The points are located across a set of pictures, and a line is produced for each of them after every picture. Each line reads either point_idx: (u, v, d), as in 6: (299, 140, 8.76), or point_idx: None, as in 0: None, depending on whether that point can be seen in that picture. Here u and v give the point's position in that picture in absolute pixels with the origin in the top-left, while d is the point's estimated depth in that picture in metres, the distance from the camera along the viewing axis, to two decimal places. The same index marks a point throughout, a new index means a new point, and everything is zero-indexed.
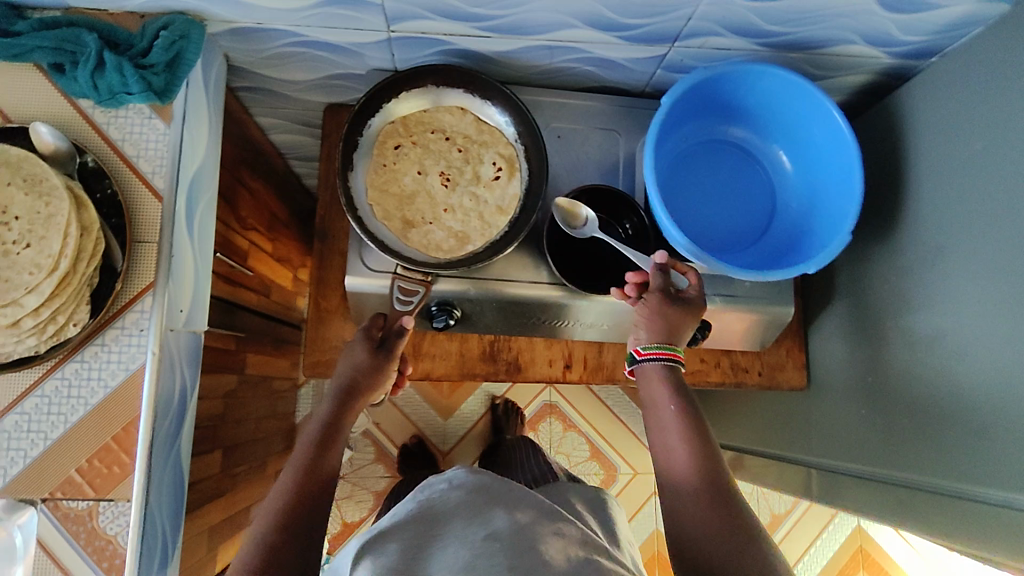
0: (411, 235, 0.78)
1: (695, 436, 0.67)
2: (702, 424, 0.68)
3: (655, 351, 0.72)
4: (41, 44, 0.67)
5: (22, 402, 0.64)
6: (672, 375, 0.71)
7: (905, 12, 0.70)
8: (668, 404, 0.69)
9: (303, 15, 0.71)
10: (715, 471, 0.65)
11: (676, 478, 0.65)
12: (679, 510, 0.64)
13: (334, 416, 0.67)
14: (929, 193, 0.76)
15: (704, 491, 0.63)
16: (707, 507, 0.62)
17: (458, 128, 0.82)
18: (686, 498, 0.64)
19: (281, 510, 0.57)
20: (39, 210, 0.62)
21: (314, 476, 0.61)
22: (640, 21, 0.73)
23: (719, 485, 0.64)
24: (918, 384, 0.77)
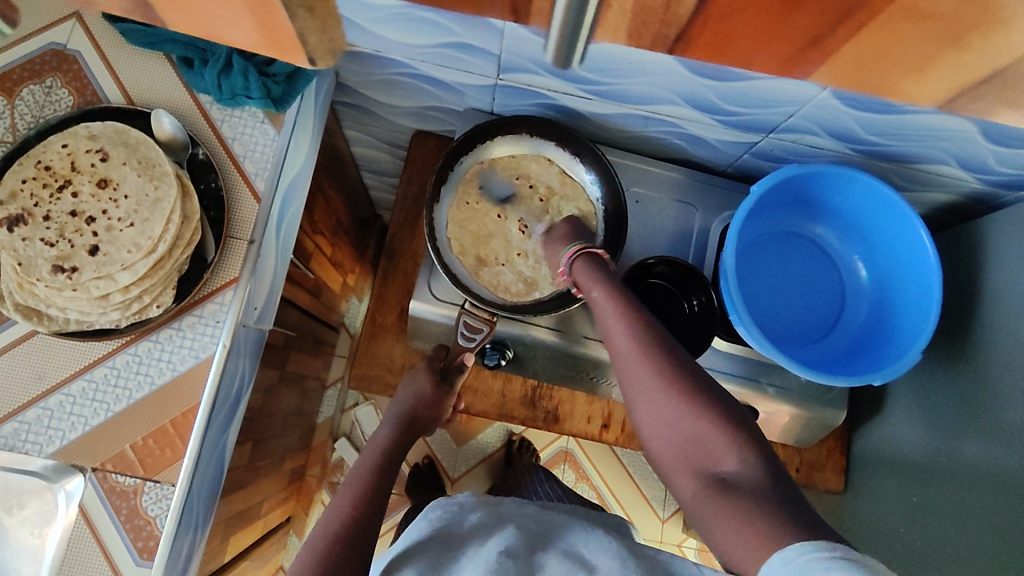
0: (482, 273, 0.80)
1: (630, 308, 0.62)
2: (635, 299, 0.63)
3: (571, 250, 0.71)
4: (176, 38, 0.71)
5: (92, 370, 0.67)
6: (596, 261, 0.68)
7: (1006, 146, 0.70)
8: (596, 291, 0.64)
9: (421, 52, 0.74)
10: (656, 334, 0.59)
11: (620, 357, 0.60)
12: (632, 393, 0.58)
13: (389, 442, 0.71)
14: (1003, 325, 0.75)
15: (649, 360, 0.57)
16: (656, 374, 0.56)
17: (544, 178, 0.84)
18: (630, 377, 0.58)
19: (342, 518, 0.59)
20: (148, 192, 0.66)
21: (372, 493, 0.63)
22: (741, 109, 0.75)
23: (671, 352, 0.58)
24: (968, 515, 0.75)
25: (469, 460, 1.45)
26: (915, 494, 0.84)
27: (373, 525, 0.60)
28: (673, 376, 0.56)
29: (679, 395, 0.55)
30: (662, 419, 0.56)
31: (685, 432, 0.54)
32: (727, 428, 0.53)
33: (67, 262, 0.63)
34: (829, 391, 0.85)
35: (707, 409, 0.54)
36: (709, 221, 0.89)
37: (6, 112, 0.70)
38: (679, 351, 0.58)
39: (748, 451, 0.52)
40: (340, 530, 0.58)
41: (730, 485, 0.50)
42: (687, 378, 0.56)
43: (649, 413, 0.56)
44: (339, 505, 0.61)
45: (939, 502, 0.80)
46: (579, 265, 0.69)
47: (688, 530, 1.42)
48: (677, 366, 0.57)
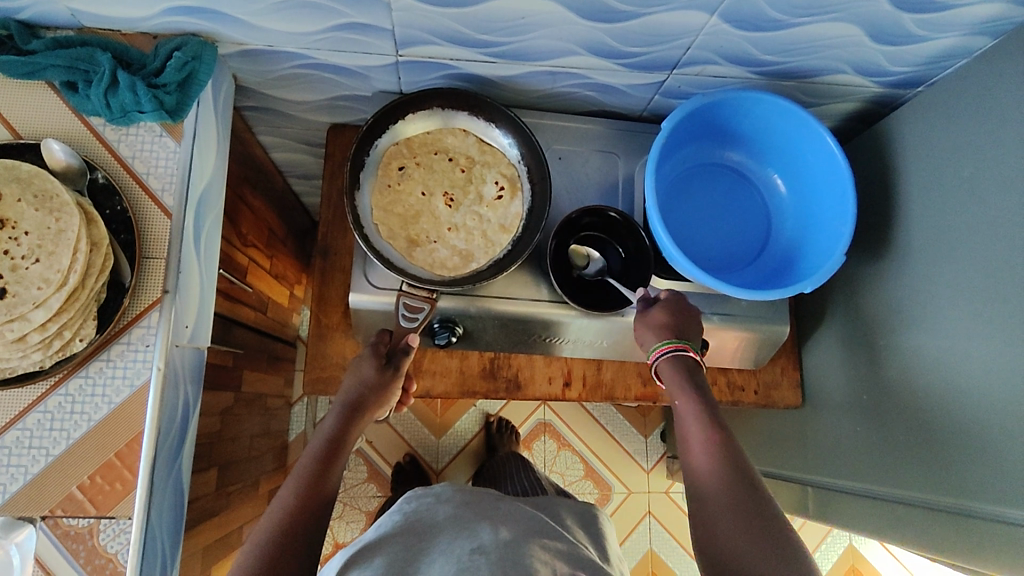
0: (415, 253, 0.80)
1: (717, 433, 0.66)
2: (725, 426, 0.68)
3: (663, 349, 0.72)
4: (54, 63, 0.68)
5: (24, 418, 0.64)
6: (686, 369, 0.71)
7: (893, 44, 0.73)
8: (681, 401, 0.69)
9: (313, 39, 0.73)
10: (732, 464, 0.64)
11: (694, 474, 0.66)
12: (699, 510, 0.63)
13: (336, 432, 0.70)
14: (919, 217, 0.78)
15: (726, 487, 0.62)
16: (730, 502, 0.61)
17: (460, 149, 0.84)
18: (702, 490, 0.64)
19: (283, 516, 0.60)
20: (50, 225, 0.63)
21: (317, 489, 0.64)
22: (641, 49, 0.75)
23: (745, 477, 0.63)
24: (914, 399, 0.78)
25: (451, 450, 1.45)
26: (865, 393, 0.87)
27: (316, 521, 0.62)
28: (740, 506, 0.61)
29: (735, 521, 0.60)
30: (715, 536, 0.60)
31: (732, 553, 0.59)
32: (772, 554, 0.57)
33: None
34: (773, 310, 0.88)
35: (757, 534, 0.58)
36: (632, 167, 0.91)
37: None
38: (759, 488, 0.62)
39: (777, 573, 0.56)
40: (283, 528, 0.59)
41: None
42: (753, 512, 0.60)
43: (705, 529, 0.62)
44: (282, 498, 0.62)
45: (889, 395, 0.82)
46: (667, 369, 0.72)
47: (673, 476, 1.44)
48: (746, 496, 0.61)
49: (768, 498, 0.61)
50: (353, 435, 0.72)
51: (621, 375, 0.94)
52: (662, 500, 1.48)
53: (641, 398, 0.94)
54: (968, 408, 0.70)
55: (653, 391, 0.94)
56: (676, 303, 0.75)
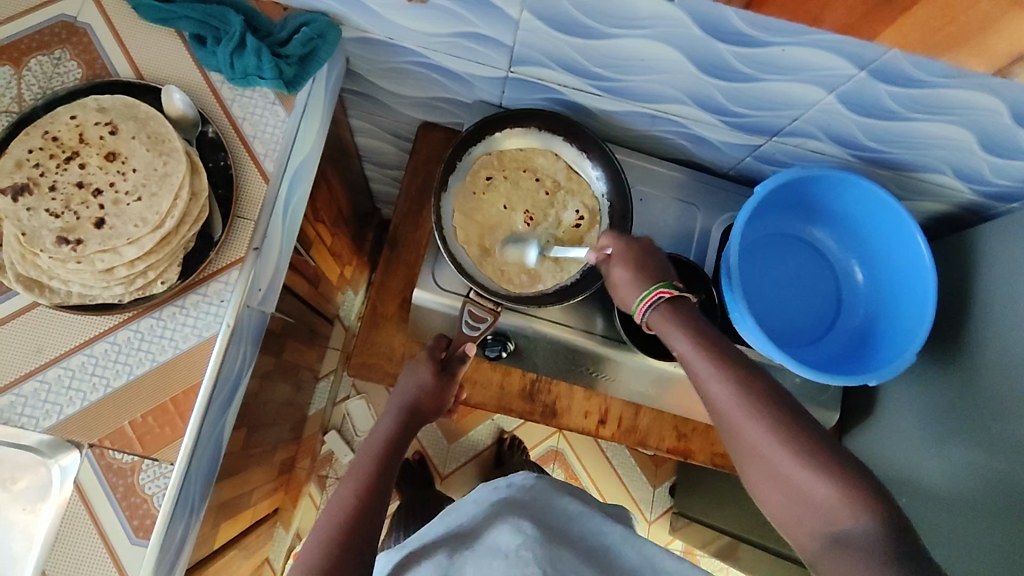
0: (486, 263, 0.81)
1: (726, 359, 0.60)
2: (725, 344, 0.62)
3: (651, 295, 0.64)
4: (189, 15, 0.70)
5: (92, 344, 0.66)
6: (677, 311, 0.64)
7: (1002, 157, 0.73)
8: (679, 344, 0.62)
9: (435, 41, 0.75)
10: (758, 389, 0.58)
11: (723, 413, 0.59)
12: (747, 450, 0.57)
13: (392, 432, 0.74)
14: (993, 333, 0.77)
15: (760, 417, 0.56)
16: (766, 426, 0.56)
17: (550, 171, 0.85)
18: (733, 425, 0.58)
19: (345, 512, 0.63)
20: (157, 167, 0.65)
21: (371, 491, 0.66)
22: (749, 112, 0.76)
23: (771, 400, 0.57)
24: (959, 516, 0.78)
25: (460, 457, 1.45)
26: (903, 495, 0.87)
27: (373, 519, 0.64)
28: (787, 435, 0.55)
29: (806, 462, 0.54)
30: (773, 478, 0.55)
31: (807, 495, 0.54)
32: (848, 489, 0.52)
33: (73, 234, 0.62)
34: (823, 391, 0.87)
35: (823, 466, 0.53)
36: (710, 221, 0.90)
37: (12, 83, 0.69)
38: (779, 399, 0.57)
39: (872, 517, 0.51)
40: (344, 524, 0.62)
41: (847, 544, 0.51)
42: (801, 436, 0.55)
43: (759, 471, 0.57)
44: (342, 496, 0.65)
45: (931, 505, 0.82)
46: (659, 316, 0.65)
47: (675, 532, 1.43)
48: (790, 419, 0.56)
49: (797, 409, 0.57)
50: (408, 439, 0.75)
51: (657, 424, 0.94)
52: None
53: (672, 451, 0.94)
54: (1011, 533, 0.70)
55: (686, 447, 0.94)
56: (637, 248, 0.68)
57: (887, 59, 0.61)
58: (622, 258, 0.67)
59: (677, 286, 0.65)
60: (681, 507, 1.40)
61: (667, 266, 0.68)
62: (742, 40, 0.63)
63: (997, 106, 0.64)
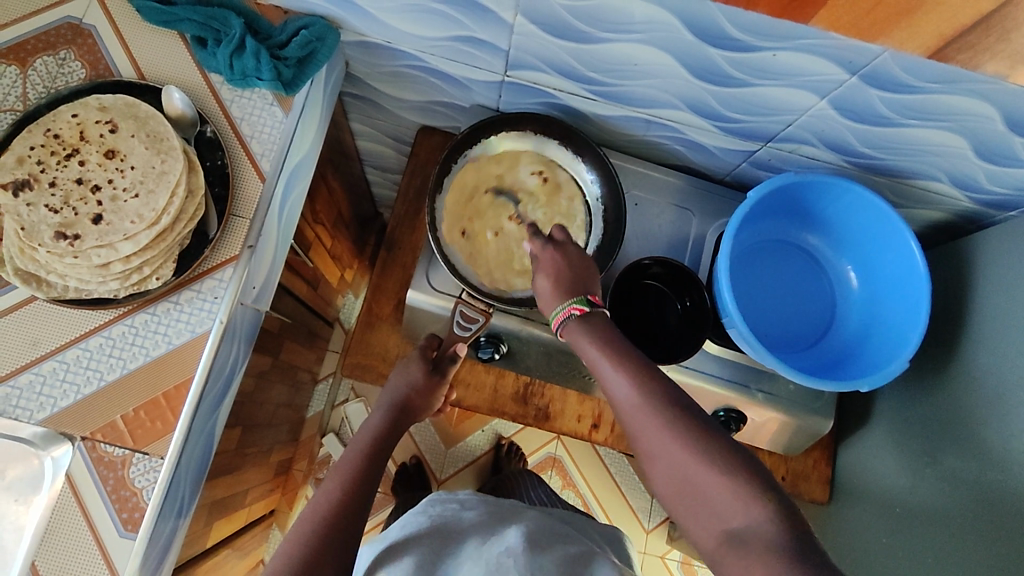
0: (507, 269, 0.83)
1: (630, 363, 0.60)
2: (635, 352, 0.62)
3: (563, 310, 0.65)
4: (191, 17, 0.71)
5: (88, 338, 0.67)
6: (588, 321, 0.64)
7: (997, 164, 0.72)
8: (589, 348, 0.63)
9: (431, 45, 0.76)
10: (654, 386, 0.58)
11: (627, 416, 0.59)
12: (646, 450, 0.57)
13: (381, 430, 0.75)
14: (990, 342, 0.77)
15: (655, 416, 0.56)
16: (658, 425, 0.56)
17: (482, 179, 0.85)
18: (634, 426, 0.58)
19: (331, 503, 0.64)
20: (154, 165, 0.66)
21: (357, 488, 0.67)
22: (742, 117, 0.76)
23: (664, 402, 0.57)
24: (951, 526, 0.77)
25: (457, 462, 1.44)
26: (898, 505, 0.86)
27: (358, 512, 0.65)
28: (681, 433, 0.55)
29: (696, 456, 0.54)
30: (674, 475, 0.55)
31: (700, 492, 0.53)
32: (740, 485, 0.52)
33: (70, 229, 0.63)
34: (818, 399, 0.87)
35: (716, 463, 0.53)
36: (705, 227, 0.90)
37: (18, 82, 0.71)
38: (677, 400, 0.57)
39: (757, 506, 0.50)
40: (328, 518, 0.63)
41: (741, 539, 0.50)
42: (698, 435, 0.55)
43: (664, 472, 0.56)
44: (328, 490, 0.66)
45: (924, 515, 0.81)
46: (570, 326, 0.65)
47: (673, 542, 1.42)
48: (683, 420, 0.56)
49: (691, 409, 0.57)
50: (396, 437, 0.76)
51: None
52: (655, 563, 1.46)
53: None
54: (1001, 545, 0.69)
55: None
56: (564, 257, 0.70)
57: (877, 64, 0.61)
58: (547, 264, 0.70)
59: (589, 302, 0.66)
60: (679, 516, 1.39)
61: (583, 274, 0.69)
62: (734, 45, 0.64)
63: (990, 111, 0.64)
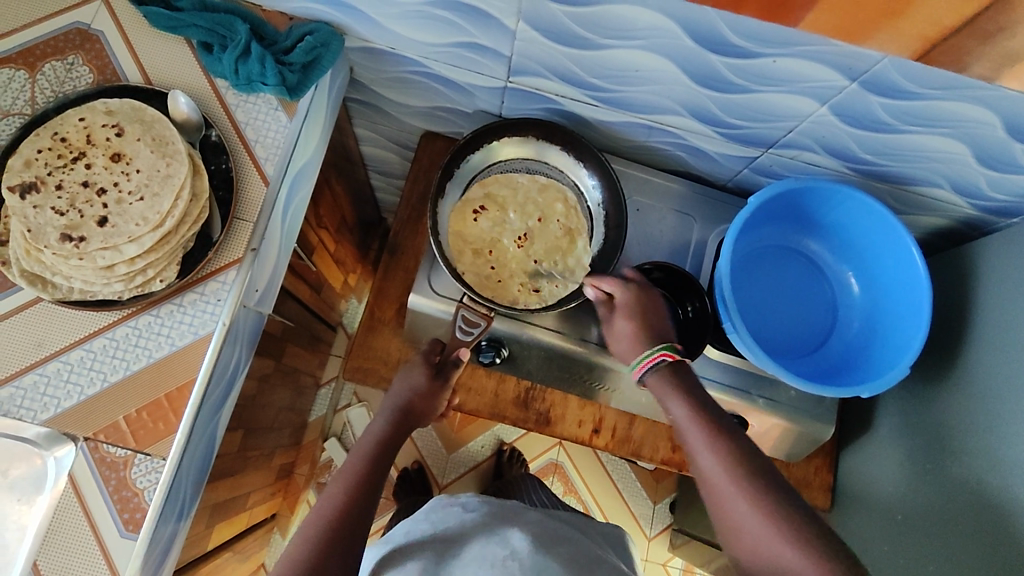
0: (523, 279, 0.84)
1: (715, 429, 0.64)
2: (721, 417, 0.66)
3: (652, 357, 0.70)
4: (197, 23, 0.72)
5: (91, 339, 0.67)
6: (672, 375, 0.69)
7: (997, 170, 0.73)
8: (674, 408, 0.67)
9: (435, 51, 0.76)
10: (750, 470, 0.61)
11: (709, 481, 0.63)
12: (730, 521, 0.61)
13: (385, 434, 0.74)
14: (992, 349, 0.77)
15: (741, 485, 0.61)
16: (740, 493, 0.60)
17: (472, 227, 0.85)
18: (716, 493, 0.62)
19: (335, 505, 0.64)
20: (160, 168, 0.67)
21: (361, 492, 0.67)
22: (743, 123, 0.77)
23: (749, 471, 0.61)
24: (954, 534, 0.76)
25: (459, 467, 1.44)
26: (899, 513, 0.86)
27: (361, 518, 0.65)
28: (764, 506, 0.59)
29: (778, 529, 0.58)
30: (754, 541, 0.59)
31: (781, 562, 0.57)
32: (825, 565, 0.55)
33: (76, 232, 0.64)
34: (819, 405, 0.86)
35: (804, 541, 0.57)
36: (707, 232, 0.91)
37: (26, 86, 0.72)
38: (759, 467, 0.62)
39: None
40: (332, 521, 0.63)
41: None
42: (779, 508, 0.59)
43: (743, 541, 0.60)
44: (333, 494, 0.66)
45: (926, 523, 0.81)
46: (656, 382, 0.70)
47: (675, 549, 1.42)
48: (770, 495, 0.60)
49: (773, 480, 0.61)
50: (400, 441, 0.76)
51: (652, 435, 0.94)
52: (657, 570, 1.46)
53: (666, 463, 0.93)
54: (1002, 555, 0.69)
55: (680, 459, 0.93)
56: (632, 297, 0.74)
57: (878, 70, 0.61)
58: (624, 305, 0.74)
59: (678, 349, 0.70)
60: (681, 524, 1.38)
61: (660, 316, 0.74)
62: (735, 52, 0.64)
63: (990, 118, 0.64)
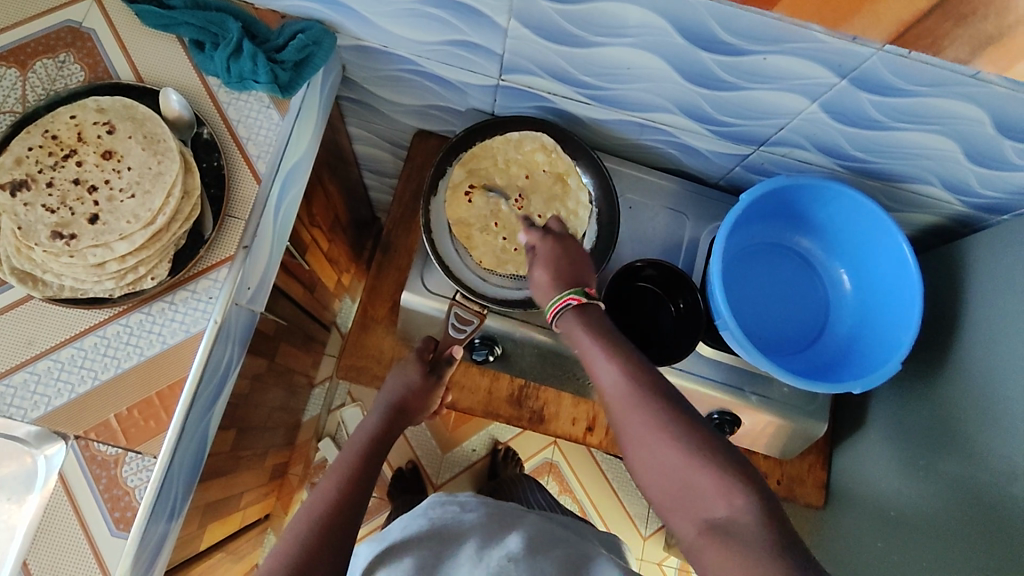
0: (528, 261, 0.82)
1: (621, 351, 0.61)
2: (624, 341, 0.62)
3: (563, 300, 0.65)
4: (189, 21, 0.72)
5: (83, 338, 0.67)
6: (581, 305, 0.65)
7: (986, 167, 0.73)
8: (581, 336, 0.63)
9: (427, 49, 0.77)
10: (651, 389, 0.58)
11: (613, 404, 0.59)
12: (630, 442, 0.57)
13: (378, 431, 0.74)
14: (982, 345, 0.77)
15: (641, 404, 0.57)
16: (640, 412, 0.57)
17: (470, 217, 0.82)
18: (620, 415, 0.58)
19: (326, 501, 0.64)
20: (151, 166, 0.67)
21: (353, 489, 0.66)
22: (734, 120, 0.77)
23: (651, 390, 0.58)
24: (946, 529, 0.77)
25: (454, 467, 1.44)
26: (892, 509, 0.86)
27: (353, 515, 0.65)
28: (664, 421, 0.55)
29: (679, 446, 0.54)
30: (659, 467, 0.55)
31: (681, 478, 0.53)
32: (724, 476, 0.51)
33: (66, 229, 0.64)
34: (812, 402, 0.87)
35: (703, 455, 0.53)
36: (699, 230, 0.91)
37: (17, 84, 0.71)
38: (665, 387, 0.58)
39: (739, 497, 0.50)
40: (323, 517, 0.63)
41: (722, 528, 0.50)
42: (681, 424, 0.55)
43: (646, 462, 0.56)
44: (324, 490, 0.66)
45: (918, 518, 0.81)
46: (567, 317, 0.65)
47: (670, 548, 1.42)
48: (674, 413, 0.56)
49: (677, 398, 0.58)
50: (393, 438, 0.76)
51: None
52: (652, 569, 1.46)
53: None
54: (994, 551, 0.69)
55: None
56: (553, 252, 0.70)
57: (866, 67, 0.62)
58: (544, 258, 0.70)
59: (586, 292, 0.66)
60: None
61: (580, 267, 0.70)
62: (724, 49, 0.64)
63: (978, 114, 0.65)
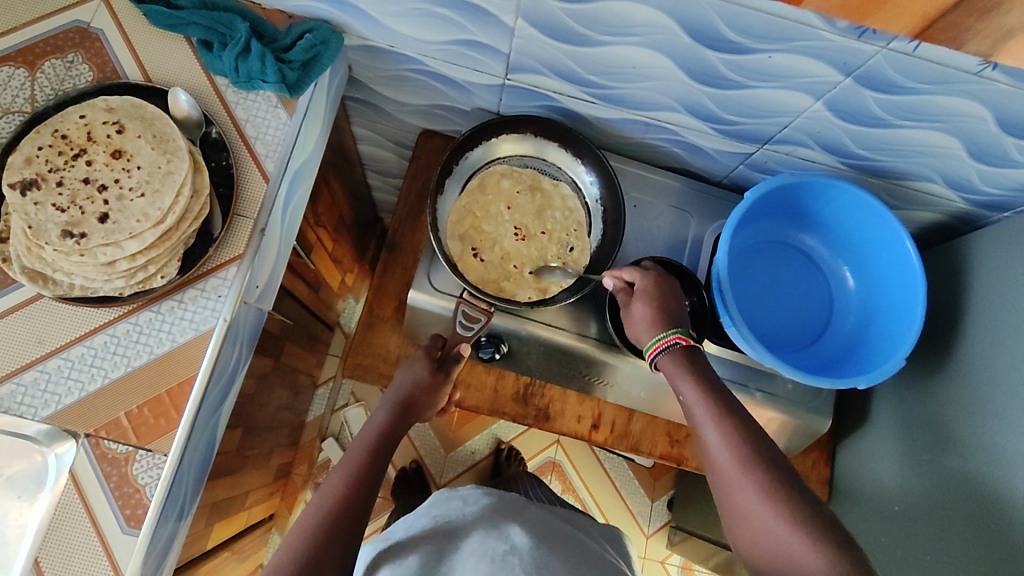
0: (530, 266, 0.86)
1: (727, 410, 0.64)
2: (728, 398, 0.65)
3: (667, 339, 0.69)
4: (197, 21, 0.73)
5: (92, 336, 0.67)
6: (688, 358, 0.68)
7: (989, 164, 0.74)
8: (683, 388, 0.66)
9: (434, 48, 0.77)
10: (759, 453, 0.60)
11: (716, 466, 0.62)
12: (734, 506, 0.60)
13: (386, 428, 0.74)
14: (985, 341, 0.78)
15: (750, 472, 0.59)
16: (745, 476, 0.60)
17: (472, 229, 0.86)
18: (721, 474, 0.61)
19: (335, 498, 0.64)
20: (161, 165, 0.67)
21: (361, 485, 0.67)
22: (739, 119, 0.78)
23: (757, 456, 0.60)
24: (950, 523, 0.77)
25: (457, 466, 1.44)
26: (896, 504, 0.87)
27: (361, 512, 0.65)
28: (771, 489, 0.58)
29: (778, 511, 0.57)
30: (762, 533, 0.58)
31: (778, 545, 0.56)
32: (820, 545, 0.54)
33: (76, 228, 0.64)
34: (816, 399, 0.87)
35: (799, 521, 0.56)
36: (703, 228, 0.91)
37: (25, 84, 0.72)
38: (769, 453, 0.61)
39: (825, 551, 0.54)
40: (332, 514, 0.63)
41: None
42: (783, 491, 0.58)
43: (750, 528, 0.59)
44: (333, 486, 0.66)
45: (922, 513, 0.82)
46: (668, 363, 0.69)
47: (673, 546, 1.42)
48: (777, 481, 0.59)
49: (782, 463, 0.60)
50: (400, 435, 0.76)
51: (650, 430, 0.94)
52: (655, 567, 1.46)
53: (665, 457, 0.94)
54: (998, 545, 0.70)
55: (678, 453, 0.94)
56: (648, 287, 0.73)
57: (871, 65, 0.62)
58: (642, 292, 0.73)
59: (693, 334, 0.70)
60: (680, 521, 1.39)
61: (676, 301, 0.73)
62: (731, 48, 0.65)
63: (981, 111, 0.65)
